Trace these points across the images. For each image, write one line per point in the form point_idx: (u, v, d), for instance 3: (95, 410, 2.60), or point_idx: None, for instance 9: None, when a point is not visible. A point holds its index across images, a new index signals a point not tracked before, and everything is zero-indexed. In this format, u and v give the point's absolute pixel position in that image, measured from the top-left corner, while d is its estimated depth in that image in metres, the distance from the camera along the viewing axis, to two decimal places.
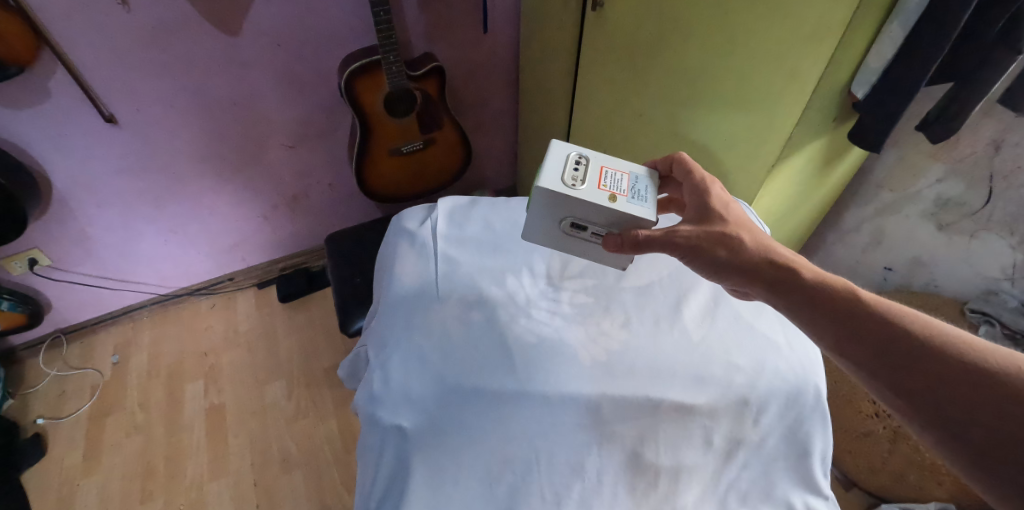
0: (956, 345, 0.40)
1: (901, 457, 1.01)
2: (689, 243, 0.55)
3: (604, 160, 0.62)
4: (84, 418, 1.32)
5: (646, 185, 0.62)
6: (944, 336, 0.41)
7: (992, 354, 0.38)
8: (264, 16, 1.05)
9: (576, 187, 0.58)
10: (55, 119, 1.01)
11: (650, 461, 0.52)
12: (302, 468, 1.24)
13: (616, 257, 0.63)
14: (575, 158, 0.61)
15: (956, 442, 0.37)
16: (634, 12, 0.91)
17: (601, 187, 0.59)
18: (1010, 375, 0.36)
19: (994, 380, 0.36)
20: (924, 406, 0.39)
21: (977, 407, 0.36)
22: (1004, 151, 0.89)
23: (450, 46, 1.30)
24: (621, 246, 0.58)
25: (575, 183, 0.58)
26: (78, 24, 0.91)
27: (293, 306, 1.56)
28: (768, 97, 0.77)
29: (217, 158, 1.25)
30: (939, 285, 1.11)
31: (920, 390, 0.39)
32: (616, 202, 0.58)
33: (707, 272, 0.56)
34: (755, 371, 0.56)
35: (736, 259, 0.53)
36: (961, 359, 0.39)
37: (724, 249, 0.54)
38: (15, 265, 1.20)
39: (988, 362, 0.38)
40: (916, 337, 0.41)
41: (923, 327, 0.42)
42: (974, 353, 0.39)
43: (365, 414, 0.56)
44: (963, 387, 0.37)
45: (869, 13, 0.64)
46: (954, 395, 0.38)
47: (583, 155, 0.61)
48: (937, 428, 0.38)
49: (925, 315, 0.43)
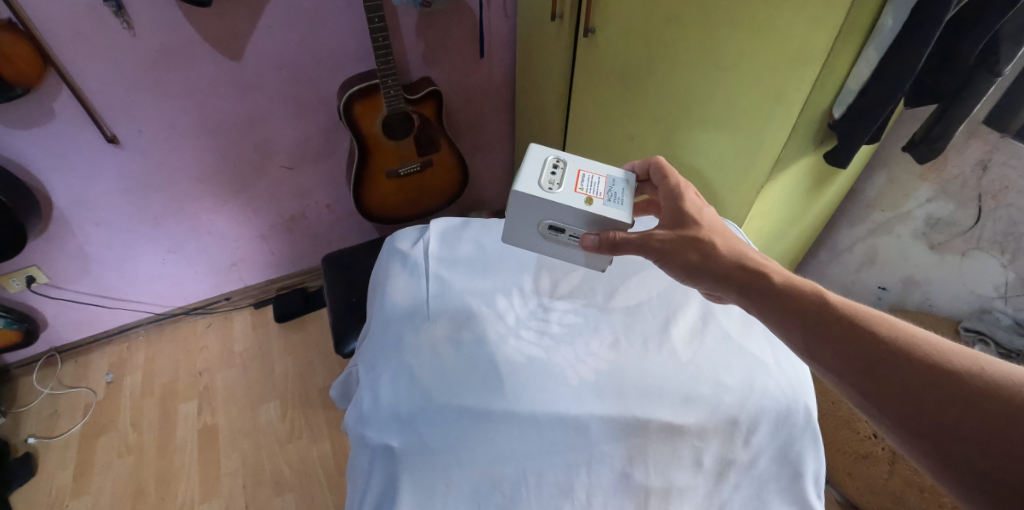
0: (921, 346, 0.40)
1: (900, 479, 0.99)
2: (663, 246, 0.56)
3: (581, 164, 0.65)
4: (76, 437, 1.31)
5: (623, 188, 0.64)
6: (915, 340, 0.41)
7: (958, 356, 0.38)
8: (266, 40, 1.07)
9: (553, 190, 0.61)
10: (58, 138, 1.03)
11: (640, 482, 0.52)
12: (294, 490, 1.22)
13: (594, 258, 0.65)
14: (553, 161, 0.64)
15: (923, 444, 0.37)
16: (623, 36, 0.93)
17: (578, 190, 0.62)
18: (972, 376, 0.36)
19: (959, 382, 0.37)
20: (893, 411, 0.39)
21: (944, 408, 0.36)
22: (991, 171, 0.90)
23: (448, 70, 1.32)
24: (598, 246, 0.59)
25: (552, 187, 0.61)
26: (84, 46, 0.93)
27: (289, 326, 1.55)
28: (756, 120, 0.79)
29: (218, 178, 1.26)
30: (933, 304, 1.10)
31: (890, 393, 0.39)
32: (592, 204, 0.60)
33: (680, 275, 0.56)
34: (743, 391, 0.56)
35: (708, 262, 0.54)
36: (928, 361, 0.39)
37: (696, 253, 0.55)
38: (13, 283, 1.20)
39: (955, 365, 0.38)
40: (884, 339, 0.41)
41: (890, 329, 0.42)
42: (942, 356, 0.39)
43: (354, 434, 0.56)
44: (931, 389, 0.37)
45: (851, 37, 0.66)
46: (922, 396, 0.38)
47: (561, 159, 0.65)
48: (907, 433, 0.38)
49: (893, 318, 0.43)
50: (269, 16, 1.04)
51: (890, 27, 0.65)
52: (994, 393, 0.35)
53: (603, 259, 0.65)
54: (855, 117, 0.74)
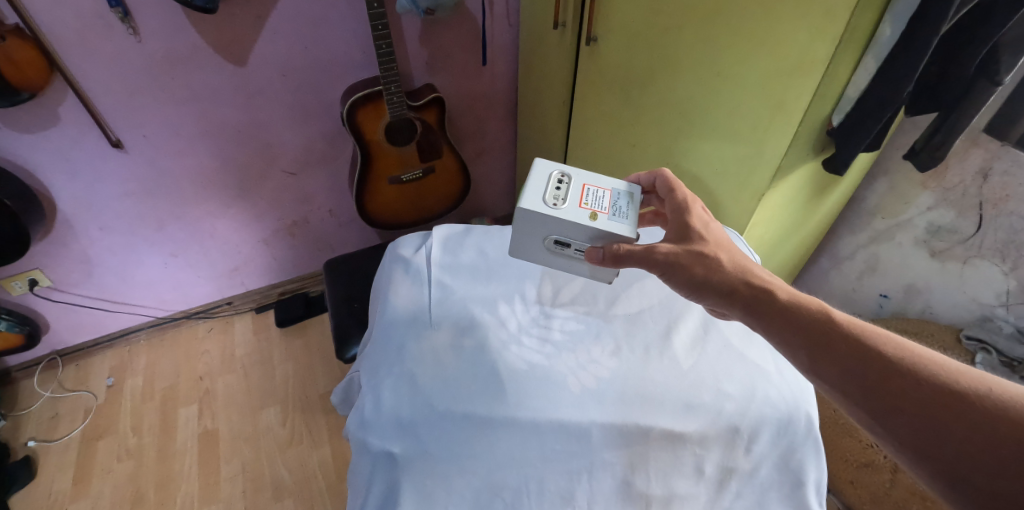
0: (929, 366, 0.40)
1: (902, 488, 0.99)
2: (667, 259, 0.56)
3: (586, 178, 0.66)
4: (75, 441, 1.31)
5: (627, 201, 0.65)
6: (922, 360, 0.41)
7: (964, 377, 0.39)
8: (270, 46, 1.08)
9: (558, 206, 0.61)
10: (64, 143, 1.04)
11: (640, 489, 0.52)
12: (294, 496, 1.22)
13: (601, 271, 0.65)
14: (557, 176, 0.65)
15: (931, 464, 0.37)
16: (625, 45, 0.94)
17: (582, 205, 0.62)
18: (981, 398, 0.37)
19: (968, 403, 0.37)
20: (901, 430, 0.39)
21: (951, 428, 0.36)
22: (992, 180, 0.90)
23: (451, 77, 1.33)
24: (603, 259, 0.60)
25: (556, 202, 0.62)
26: (90, 52, 0.94)
27: (290, 331, 1.56)
28: (757, 130, 0.79)
29: (221, 183, 1.27)
30: (935, 312, 1.10)
31: (896, 412, 0.39)
32: (597, 220, 0.61)
33: (684, 289, 0.56)
34: (745, 399, 0.56)
35: (712, 277, 0.54)
36: (935, 382, 0.39)
37: (701, 267, 0.55)
38: (15, 285, 1.21)
39: (962, 385, 0.38)
40: (890, 359, 0.41)
41: (896, 348, 0.42)
42: (948, 376, 0.39)
43: (354, 439, 0.56)
44: (938, 410, 0.37)
45: (850, 46, 0.67)
46: (929, 416, 0.38)
47: (565, 174, 0.65)
48: (911, 452, 0.38)
49: (898, 337, 0.44)
50: (273, 23, 1.05)
51: (889, 36, 0.65)
52: (1002, 415, 0.35)
53: (608, 272, 0.65)
54: (852, 125, 0.74)
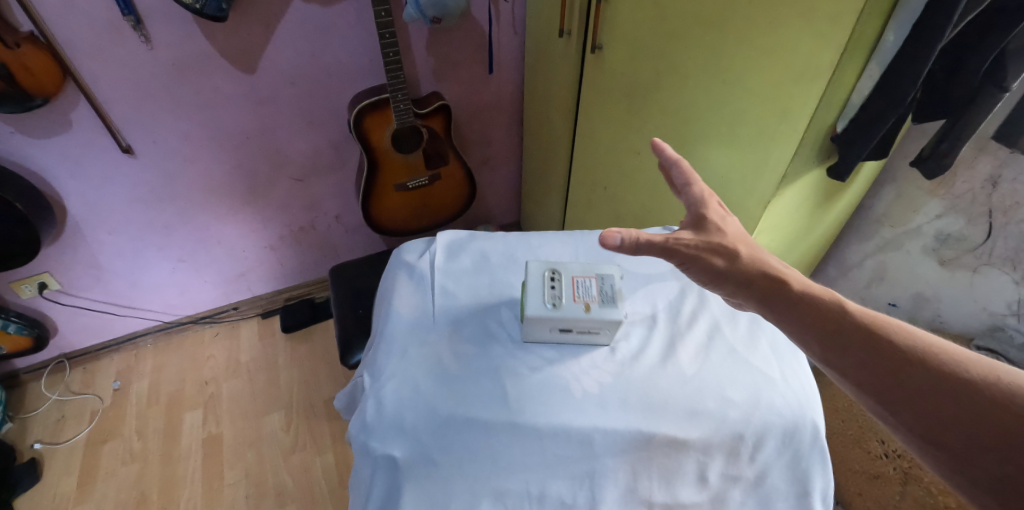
0: (936, 355, 0.40)
1: (912, 500, 0.96)
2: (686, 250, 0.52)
3: (575, 267, 0.61)
4: (82, 443, 1.31)
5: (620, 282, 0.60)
6: (928, 347, 0.41)
7: (973, 364, 0.38)
8: (280, 54, 1.10)
9: (557, 307, 0.57)
10: (77, 149, 1.05)
11: (644, 497, 0.52)
12: (297, 502, 1.21)
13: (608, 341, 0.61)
14: (549, 272, 0.61)
15: (941, 453, 0.37)
16: (632, 52, 0.95)
17: (578, 298, 0.58)
18: (988, 384, 0.36)
19: (975, 391, 0.37)
20: (910, 421, 0.38)
21: (953, 414, 0.37)
22: (1002, 187, 0.89)
23: (458, 85, 1.35)
24: (620, 247, 0.51)
25: (555, 303, 0.58)
26: (102, 59, 0.96)
27: (296, 337, 1.56)
28: (762, 137, 0.78)
29: (229, 189, 1.28)
30: (944, 321, 1.09)
31: (904, 404, 0.39)
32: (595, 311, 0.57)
33: (704, 280, 0.53)
34: (750, 406, 0.55)
35: (734, 269, 0.51)
36: (943, 372, 0.39)
37: (721, 258, 0.52)
38: (26, 288, 1.23)
39: (970, 373, 0.38)
40: (899, 350, 0.41)
41: (905, 338, 0.42)
42: (956, 364, 0.39)
43: (356, 443, 0.55)
44: (947, 401, 0.37)
45: (856, 54, 0.66)
46: (939, 405, 0.37)
47: (555, 268, 0.61)
48: (920, 440, 0.38)
49: (908, 327, 0.43)
50: (283, 32, 1.07)
51: (893, 42, 0.65)
52: (1009, 401, 0.35)
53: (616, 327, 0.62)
54: (856, 131, 0.73)
